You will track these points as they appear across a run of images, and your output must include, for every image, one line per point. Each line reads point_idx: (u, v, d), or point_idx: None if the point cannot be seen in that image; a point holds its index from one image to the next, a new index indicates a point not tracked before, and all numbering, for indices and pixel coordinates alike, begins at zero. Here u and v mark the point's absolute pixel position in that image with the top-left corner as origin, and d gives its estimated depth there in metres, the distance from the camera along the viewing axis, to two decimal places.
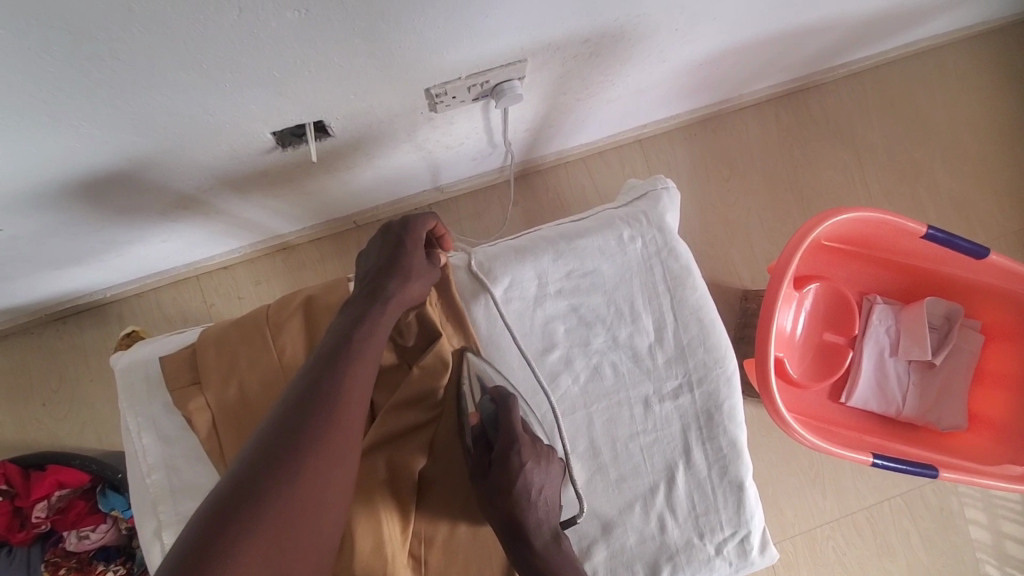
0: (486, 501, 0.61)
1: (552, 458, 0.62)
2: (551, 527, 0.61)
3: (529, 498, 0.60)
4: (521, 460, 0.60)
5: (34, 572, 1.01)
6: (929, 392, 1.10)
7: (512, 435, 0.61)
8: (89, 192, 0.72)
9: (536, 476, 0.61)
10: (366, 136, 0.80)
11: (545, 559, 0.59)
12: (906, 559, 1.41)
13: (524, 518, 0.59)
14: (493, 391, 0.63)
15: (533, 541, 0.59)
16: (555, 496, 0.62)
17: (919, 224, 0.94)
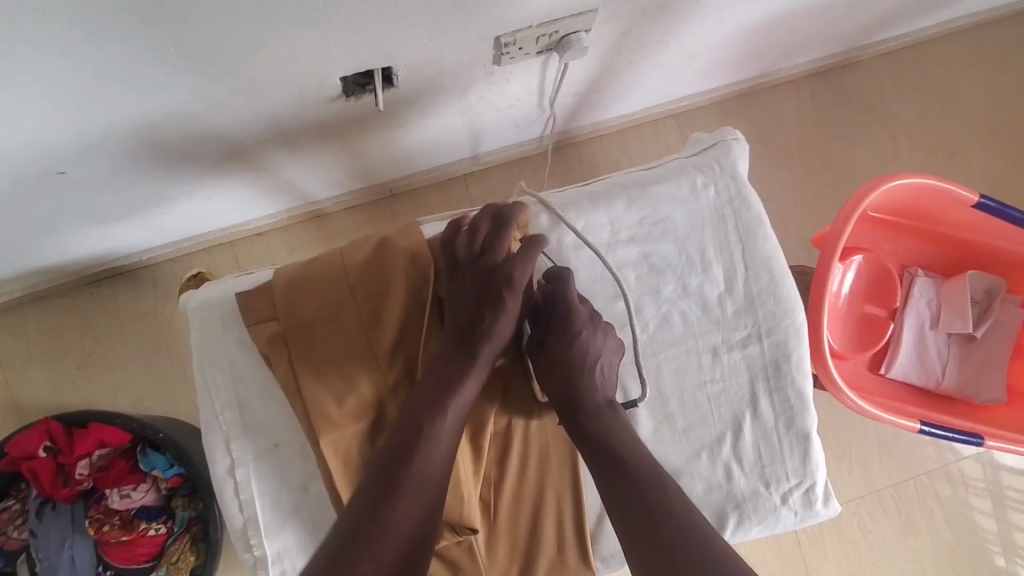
0: (542, 375, 0.66)
1: (608, 331, 0.66)
2: (602, 396, 0.64)
3: (585, 367, 0.64)
4: (577, 329, 0.65)
5: (79, 527, 1.01)
6: (969, 365, 1.10)
7: (570, 308, 0.66)
8: (156, 136, 0.71)
9: (593, 347, 0.65)
10: (427, 89, 0.80)
11: (597, 420, 0.62)
12: (931, 537, 1.41)
13: (581, 386, 0.64)
14: (546, 273, 0.67)
15: (586, 407, 0.63)
16: (609, 368, 0.66)
17: (972, 193, 0.96)
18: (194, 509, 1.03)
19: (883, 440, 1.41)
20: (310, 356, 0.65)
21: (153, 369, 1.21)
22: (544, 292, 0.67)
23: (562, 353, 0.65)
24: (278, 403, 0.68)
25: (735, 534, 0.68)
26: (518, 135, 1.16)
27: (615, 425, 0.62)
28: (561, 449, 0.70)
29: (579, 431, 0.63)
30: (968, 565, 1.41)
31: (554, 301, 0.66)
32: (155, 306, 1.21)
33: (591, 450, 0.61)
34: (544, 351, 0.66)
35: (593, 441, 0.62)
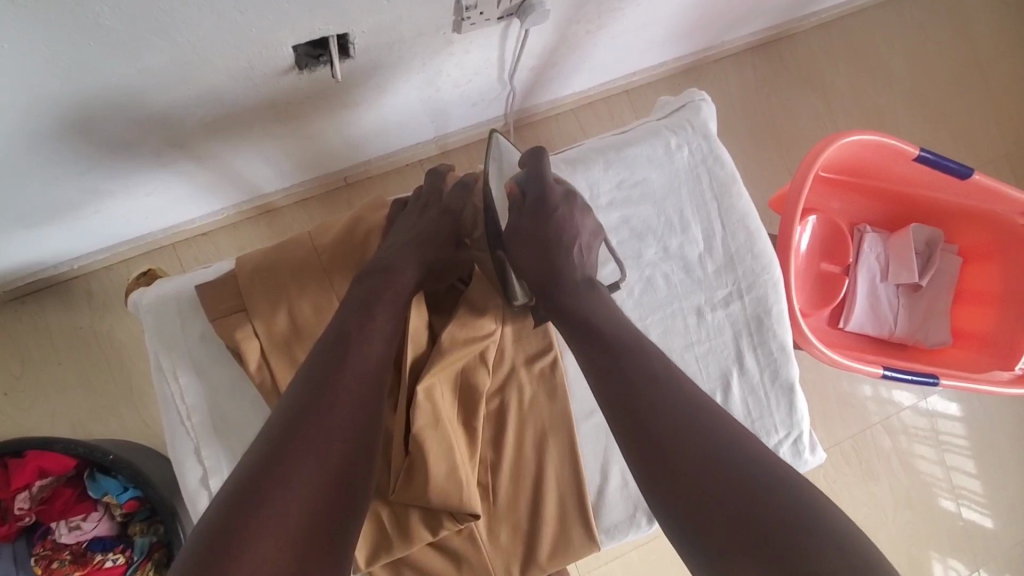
0: (520, 255, 0.64)
1: (586, 212, 0.66)
2: (581, 274, 0.63)
3: (561, 240, 0.63)
4: (551, 207, 0.64)
5: (24, 566, 0.94)
6: (916, 312, 1.17)
7: (545, 186, 0.65)
8: (86, 116, 0.64)
9: (572, 227, 0.64)
10: (383, 61, 0.75)
11: (577, 293, 0.61)
12: (888, 481, 1.50)
13: (558, 260, 0.62)
14: (525, 156, 0.66)
15: (567, 282, 0.62)
16: (589, 246, 0.65)
17: (913, 146, 1.01)
18: (155, 534, 0.95)
19: (840, 394, 1.48)
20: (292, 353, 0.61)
21: (94, 390, 1.11)
22: (521, 180, 0.66)
23: (539, 228, 0.63)
24: (254, 400, 0.63)
25: None
26: (475, 115, 1.11)
27: (598, 303, 0.60)
28: (556, 427, 0.69)
29: (578, 330, 0.59)
30: (922, 504, 1.51)
31: (529, 185, 0.65)
32: (90, 321, 1.11)
33: (578, 331, 0.59)
34: (520, 227, 0.64)
35: (574, 317, 0.60)
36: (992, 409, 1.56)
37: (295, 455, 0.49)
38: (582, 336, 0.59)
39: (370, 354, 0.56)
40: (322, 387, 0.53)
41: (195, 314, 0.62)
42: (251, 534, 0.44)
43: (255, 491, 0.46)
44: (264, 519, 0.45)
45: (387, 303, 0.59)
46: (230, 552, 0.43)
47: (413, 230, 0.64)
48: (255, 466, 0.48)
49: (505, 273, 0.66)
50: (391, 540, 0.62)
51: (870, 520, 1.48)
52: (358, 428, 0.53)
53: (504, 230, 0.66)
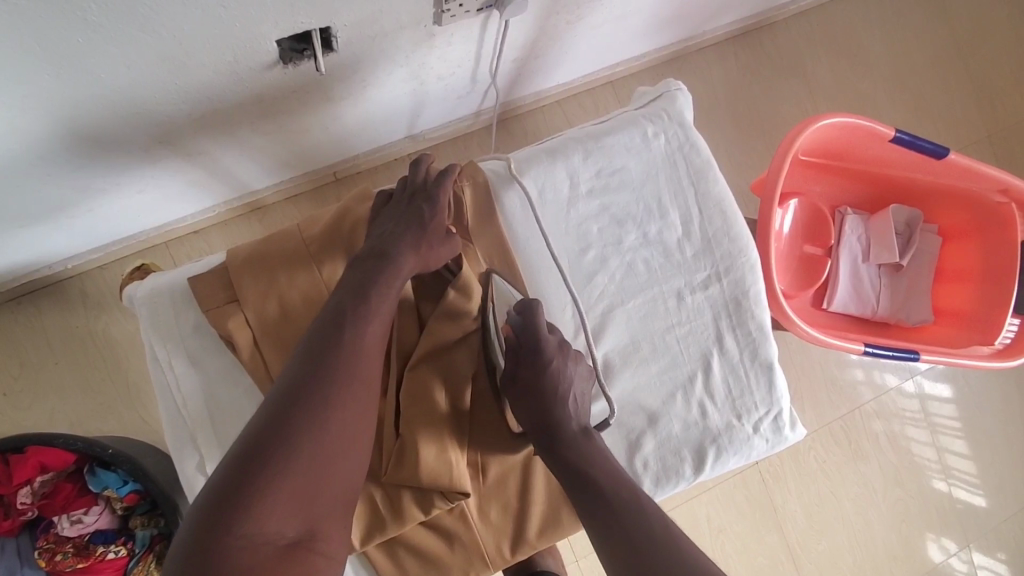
0: (519, 409, 0.66)
1: (580, 359, 0.67)
2: (578, 424, 0.65)
3: (559, 395, 0.65)
4: (547, 360, 0.65)
5: (29, 560, 0.96)
6: (898, 292, 1.20)
7: (540, 340, 0.65)
8: (74, 114, 0.65)
9: (568, 380, 0.65)
10: (366, 54, 0.77)
11: (575, 449, 0.63)
12: (877, 459, 1.53)
13: (556, 416, 0.64)
14: (517, 304, 0.66)
15: (566, 437, 0.64)
16: (584, 393, 0.67)
17: (889, 128, 1.03)
18: (156, 527, 0.97)
19: (828, 375, 1.51)
20: (283, 341, 0.63)
21: (91, 388, 1.13)
22: (515, 327, 0.66)
23: (536, 386, 0.65)
24: (247, 388, 0.65)
25: (714, 468, 0.70)
26: (460, 108, 1.12)
27: (594, 455, 0.63)
28: None
29: (575, 484, 0.62)
30: (910, 481, 1.55)
31: (525, 333, 0.66)
32: (86, 320, 1.13)
33: (575, 486, 0.61)
34: (518, 383, 0.65)
35: (573, 475, 0.62)
36: (977, 387, 1.59)
37: (291, 438, 0.51)
38: (579, 493, 0.61)
39: (365, 333, 0.58)
40: (318, 368, 0.55)
41: (188, 306, 0.64)
42: (256, 507, 0.49)
43: (257, 465, 0.50)
44: (267, 494, 0.50)
45: (381, 288, 0.60)
46: (232, 526, 0.48)
47: (402, 220, 0.65)
48: (254, 445, 0.51)
49: (503, 411, 0.68)
50: (384, 520, 0.64)
51: (860, 498, 1.52)
52: (354, 405, 0.55)
53: (502, 377, 0.67)
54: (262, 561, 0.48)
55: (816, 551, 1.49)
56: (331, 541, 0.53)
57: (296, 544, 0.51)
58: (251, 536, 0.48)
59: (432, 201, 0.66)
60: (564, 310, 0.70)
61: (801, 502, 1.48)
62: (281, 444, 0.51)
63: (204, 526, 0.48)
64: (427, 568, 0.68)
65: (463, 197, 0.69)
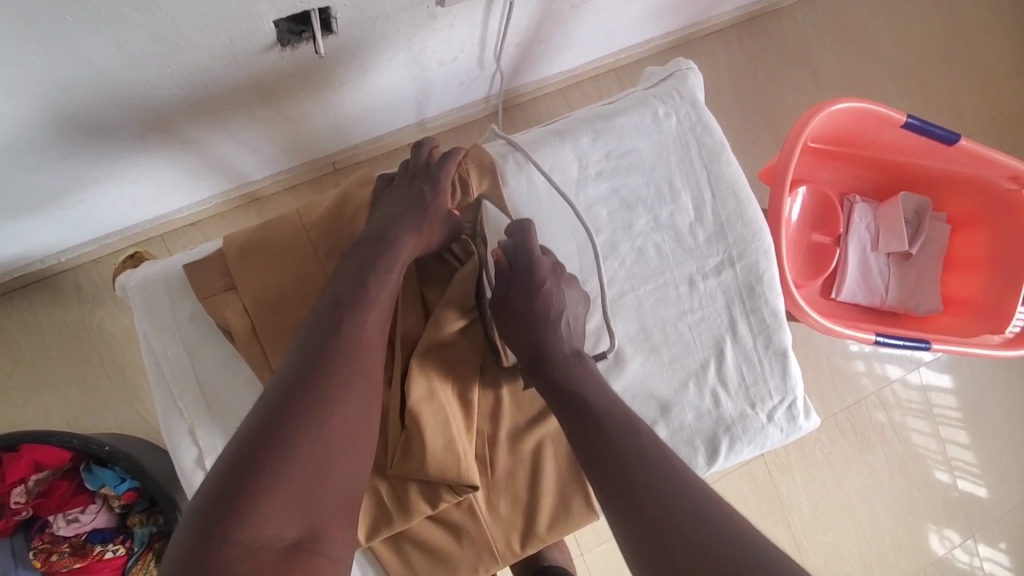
0: (509, 332, 0.64)
1: (573, 284, 0.66)
2: (569, 347, 0.64)
3: (551, 317, 0.64)
4: (541, 282, 0.64)
5: (23, 560, 0.93)
6: (907, 281, 1.18)
7: (532, 261, 0.64)
8: (65, 98, 0.63)
9: (560, 302, 0.64)
10: (367, 36, 0.74)
11: (566, 371, 0.62)
12: (883, 451, 1.52)
13: (547, 339, 0.63)
14: (509, 227, 0.65)
15: (557, 361, 0.62)
16: (576, 319, 0.65)
17: (899, 113, 1.01)
18: (155, 524, 0.95)
19: (834, 367, 1.49)
20: (284, 332, 0.61)
21: (87, 385, 1.10)
22: (506, 249, 0.65)
23: (527, 308, 0.63)
24: (247, 379, 0.62)
25: (728, 458, 0.69)
26: (462, 96, 1.10)
27: (586, 380, 0.61)
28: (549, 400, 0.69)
29: (568, 410, 0.60)
30: (917, 473, 1.53)
31: (517, 254, 0.64)
32: (80, 315, 1.10)
33: (569, 411, 0.60)
34: (509, 305, 0.64)
35: (564, 397, 0.60)
36: (982, 378, 1.58)
37: (289, 432, 0.49)
38: (573, 419, 0.59)
39: (365, 325, 0.56)
40: (315, 360, 0.53)
41: (185, 295, 0.62)
42: (253, 509, 0.46)
43: (254, 464, 0.48)
44: (264, 493, 0.47)
45: (379, 276, 0.59)
46: (228, 529, 0.45)
47: (404, 204, 0.63)
48: (250, 442, 0.49)
49: (492, 341, 0.66)
50: (389, 515, 0.62)
51: (866, 490, 1.51)
52: (354, 398, 0.53)
53: (491, 302, 0.65)
54: (262, 566, 0.45)
55: (822, 543, 1.47)
56: (336, 543, 0.50)
57: (297, 548, 0.47)
58: (248, 541, 0.45)
59: (434, 184, 0.64)
60: None
61: (807, 495, 1.47)
62: (278, 439, 0.49)
63: (199, 530, 0.45)
64: (435, 564, 0.66)
65: (467, 182, 0.67)
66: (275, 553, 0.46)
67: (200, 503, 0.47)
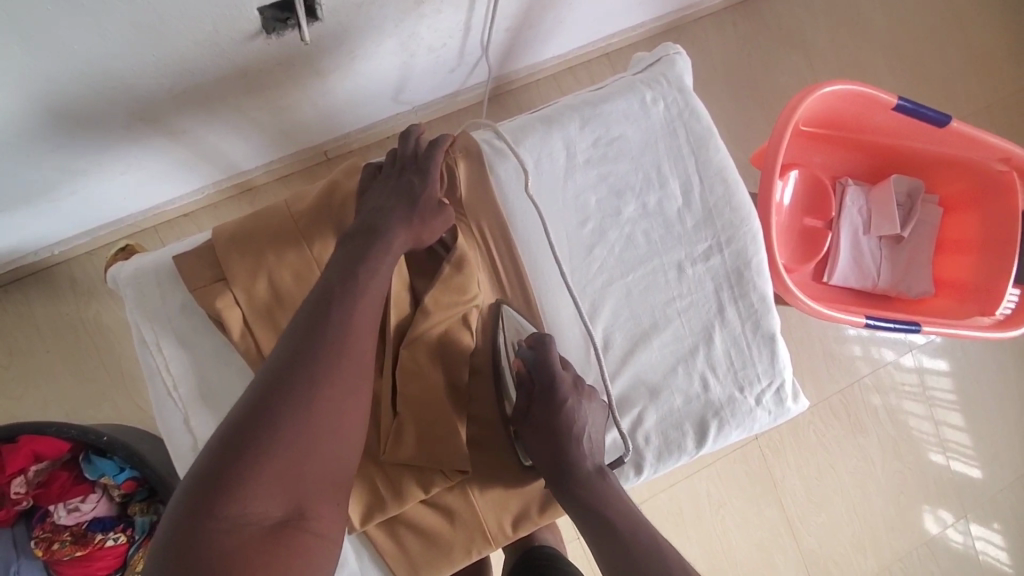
0: (531, 446, 0.64)
1: (594, 398, 0.64)
2: (592, 463, 0.63)
3: (572, 435, 0.62)
4: (562, 400, 0.62)
5: (25, 550, 0.95)
6: (899, 264, 1.19)
7: (553, 377, 0.63)
8: (49, 89, 0.63)
9: (582, 418, 0.63)
10: (353, 23, 0.74)
11: (589, 491, 0.61)
12: (876, 432, 1.54)
13: (570, 456, 0.62)
14: (530, 339, 0.63)
15: (579, 475, 0.62)
16: (598, 431, 0.64)
17: (891, 95, 1.00)
18: (154, 514, 0.96)
19: (827, 351, 1.50)
20: (276, 321, 0.62)
21: (84, 376, 1.11)
22: (527, 363, 0.63)
23: (548, 425, 0.62)
24: (240, 368, 0.63)
25: (716, 442, 0.69)
26: (453, 83, 1.10)
27: (606, 492, 0.61)
28: None
29: (588, 518, 0.60)
30: (909, 454, 1.55)
31: (537, 371, 0.63)
32: (75, 307, 1.11)
33: (588, 522, 0.60)
34: (531, 420, 0.63)
35: (588, 516, 0.60)
36: (975, 359, 1.59)
37: (276, 416, 0.51)
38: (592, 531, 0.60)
39: (354, 309, 0.56)
40: (304, 346, 0.53)
41: (174, 285, 0.62)
42: (241, 490, 0.48)
43: (242, 446, 0.49)
44: (250, 475, 0.49)
45: (372, 261, 0.58)
46: (215, 506, 0.47)
47: (393, 193, 0.62)
48: (239, 426, 0.50)
49: (516, 446, 0.67)
50: (383, 500, 0.63)
51: (858, 471, 1.53)
52: (342, 383, 0.54)
53: (515, 412, 0.65)
54: (247, 542, 0.48)
55: (815, 524, 1.49)
56: (324, 520, 0.53)
57: (283, 525, 0.50)
58: (233, 518, 0.48)
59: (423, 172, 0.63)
60: (563, 283, 0.68)
61: (800, 476, 1.49)
62: (265, 424, 0.50)
63: (188, 506, 0.48)
64: (429, 548, 0.66)
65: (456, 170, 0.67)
66: (259, 530, 0.48)
67: (192, 478, 0.50)
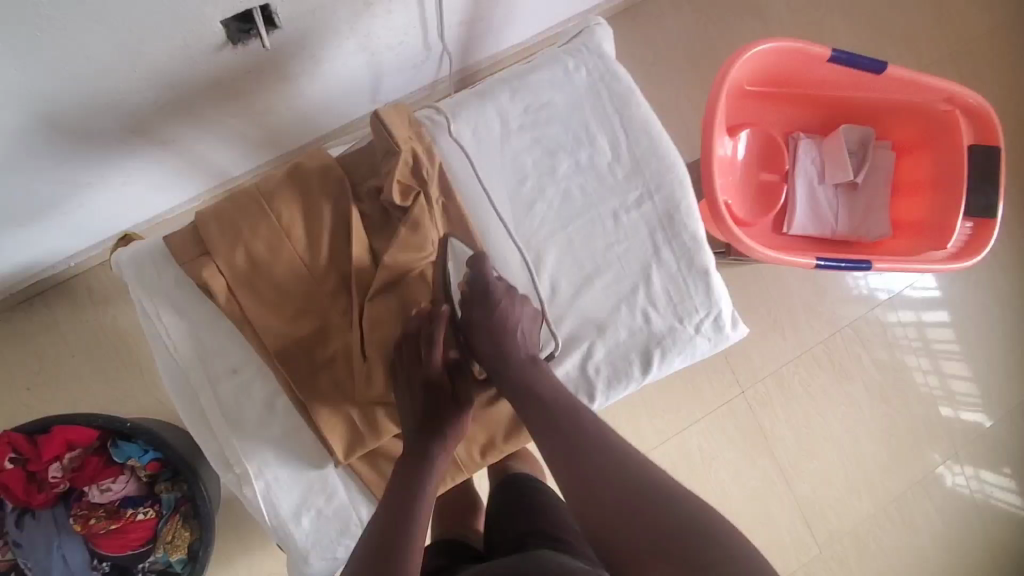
0: (475, 346, 0.73)
1: (526, 301, 0.73)
2: (526, 353, 0.72)
3: (508, 331, 0.71)
4: (497, 303, 0.71)
5: (63, 527, 1.05)
6: (856, 209, 1.25)
7: (489, 285, 0.71)
8: (49, 107, 0.73)
9: (517, 318, 0.72)
10: (311, 28, 0.83)
11: (525, 376, 0.71)
12: (861, 378, 1.59)
13: (506, 350, 0.71)
14: (469, 259, 0.72)
15: (516, 366, 0.71)
16: (531, 330, 0.73)
17: (824, 48, 1.06)
18: (179, 490, 1.07)
19: (807, 302, 1.55)
20: (255, 287, 0.70)
21: (107, 375, 1.22)
22: (468, 280, 0.72)
23: (487, 327, 0.71)
24: (229, 333, 0.72)
25: (662, 368, 0.78)
26: (419, 79, 1.18)
27: (543, 381, 0.71)
28: None
29: (541, 423, 0.68)
30: (896, 396, 1.60)
31: (475, 280, 0.72)
32: (94, 314, 1.22)
33: (531, 411, 0.69)
34: (472, 325, 0.72)
35: (527, 397, 0.70)
36: (956, 300, 1.63)
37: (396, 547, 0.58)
38: (541, 424, 0.68)
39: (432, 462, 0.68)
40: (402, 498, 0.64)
41: (167, 264, 0.71)
42: None
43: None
44: None
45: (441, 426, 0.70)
46: None
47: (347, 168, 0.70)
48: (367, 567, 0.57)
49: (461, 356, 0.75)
50: (362, 437, 0.73)
51: (847, 417, 1.58)
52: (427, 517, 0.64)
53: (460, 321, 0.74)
54: None
55: (808, 471, 1.55)
56: None
57: None
58: None
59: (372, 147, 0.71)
60: (508, 237, 0.77)
61: (790, 426, 1.55)
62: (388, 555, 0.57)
63: None
64: None
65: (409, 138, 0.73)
66: None
67: None
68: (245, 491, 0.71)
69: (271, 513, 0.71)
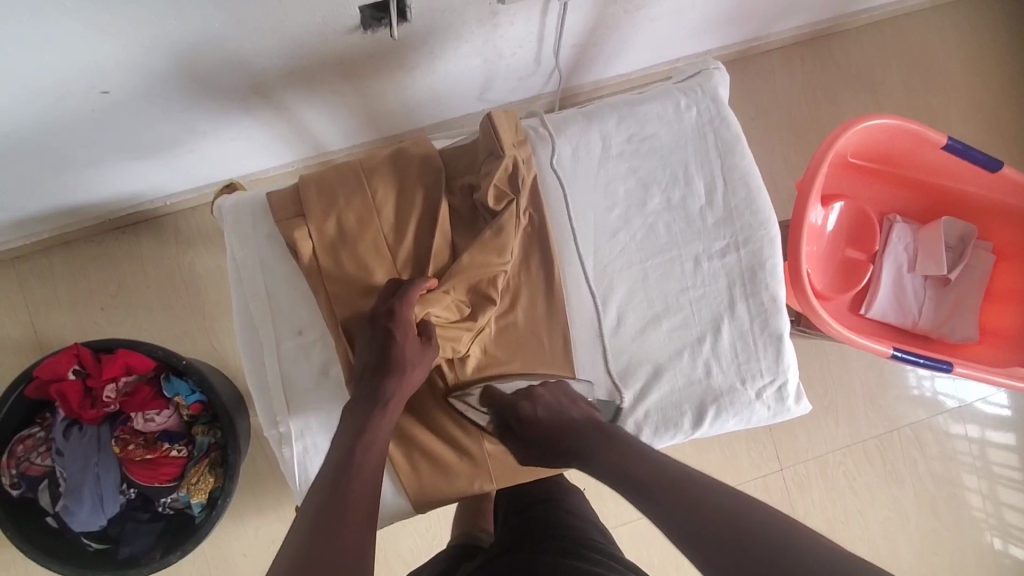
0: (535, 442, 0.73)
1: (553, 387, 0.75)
2: (585, 421, 0.71)
3: (554, 416, 0.72)
4: (523, 404, 0.73)
5: (104, 449, 1.09)
6: (943, 307, 1.17)
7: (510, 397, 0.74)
8: (189, 58, 0.78)
9: (550, 403, 0.73)
10: (436, 26, 0.86)
11: (590, 442, 0.69)
12: (913, 485, 1.48)
13: (561, 431, 0.71)
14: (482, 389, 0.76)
15: (573, 438, 0.70)
16: (575, 402, 0.73)
17: (941, 134, 1.03)
18: (214, 436, 1.11)
19: (868, 391, 1.47)
20: (339, 255, 0.72)
21: (173, 312, 1.28)
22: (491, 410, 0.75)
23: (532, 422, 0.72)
24: (302, 296, 0.75)
25: (713, 425, 0.76)
26: (521, 91, 1.20)
27: (614, 445, 0.67)
28: (552, 333, 0.76)
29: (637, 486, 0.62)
30: (947, 514, 1.48)
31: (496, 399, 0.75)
32: (174, 253, 1.29)
33: (614, 472, 0.65)
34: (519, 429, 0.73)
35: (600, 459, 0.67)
36: None
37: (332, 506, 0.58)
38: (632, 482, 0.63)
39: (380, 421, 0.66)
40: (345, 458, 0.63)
41: (263, 219, 0.75)
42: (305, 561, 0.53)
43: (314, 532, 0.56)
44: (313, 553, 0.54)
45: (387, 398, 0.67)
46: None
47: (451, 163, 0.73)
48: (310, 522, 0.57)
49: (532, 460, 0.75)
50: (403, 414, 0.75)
51: (890, 523, 1.47)
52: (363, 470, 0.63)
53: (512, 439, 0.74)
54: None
55: None
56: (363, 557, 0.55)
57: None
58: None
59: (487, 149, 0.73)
60: (585, 259, 0.77)
61: (825, 517, 1.46)
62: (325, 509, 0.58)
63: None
64: (440, 475, 0.75)
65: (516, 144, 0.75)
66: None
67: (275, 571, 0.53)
68: (283, 449, 0.74)
69: (301, 477, 0.74)
